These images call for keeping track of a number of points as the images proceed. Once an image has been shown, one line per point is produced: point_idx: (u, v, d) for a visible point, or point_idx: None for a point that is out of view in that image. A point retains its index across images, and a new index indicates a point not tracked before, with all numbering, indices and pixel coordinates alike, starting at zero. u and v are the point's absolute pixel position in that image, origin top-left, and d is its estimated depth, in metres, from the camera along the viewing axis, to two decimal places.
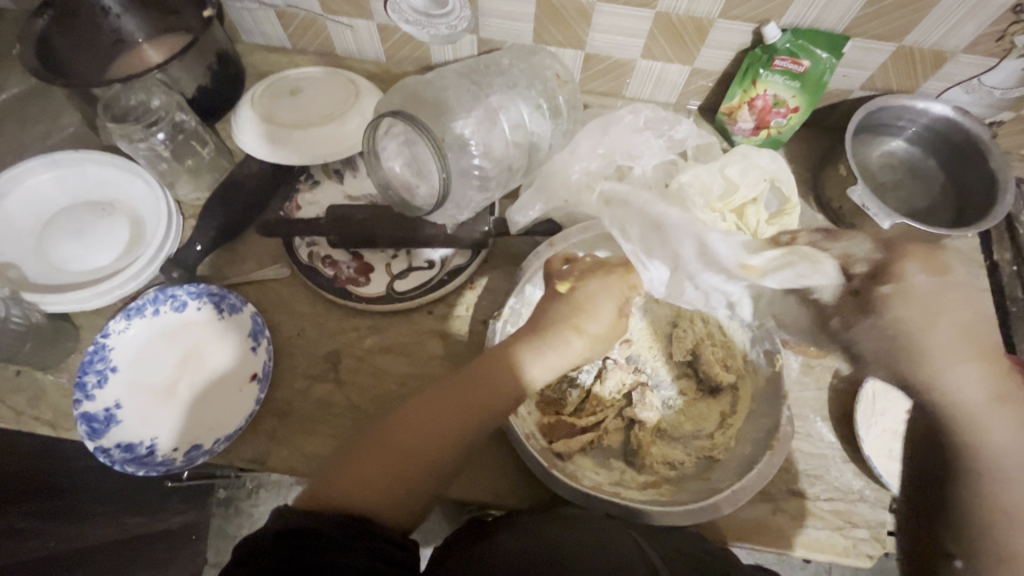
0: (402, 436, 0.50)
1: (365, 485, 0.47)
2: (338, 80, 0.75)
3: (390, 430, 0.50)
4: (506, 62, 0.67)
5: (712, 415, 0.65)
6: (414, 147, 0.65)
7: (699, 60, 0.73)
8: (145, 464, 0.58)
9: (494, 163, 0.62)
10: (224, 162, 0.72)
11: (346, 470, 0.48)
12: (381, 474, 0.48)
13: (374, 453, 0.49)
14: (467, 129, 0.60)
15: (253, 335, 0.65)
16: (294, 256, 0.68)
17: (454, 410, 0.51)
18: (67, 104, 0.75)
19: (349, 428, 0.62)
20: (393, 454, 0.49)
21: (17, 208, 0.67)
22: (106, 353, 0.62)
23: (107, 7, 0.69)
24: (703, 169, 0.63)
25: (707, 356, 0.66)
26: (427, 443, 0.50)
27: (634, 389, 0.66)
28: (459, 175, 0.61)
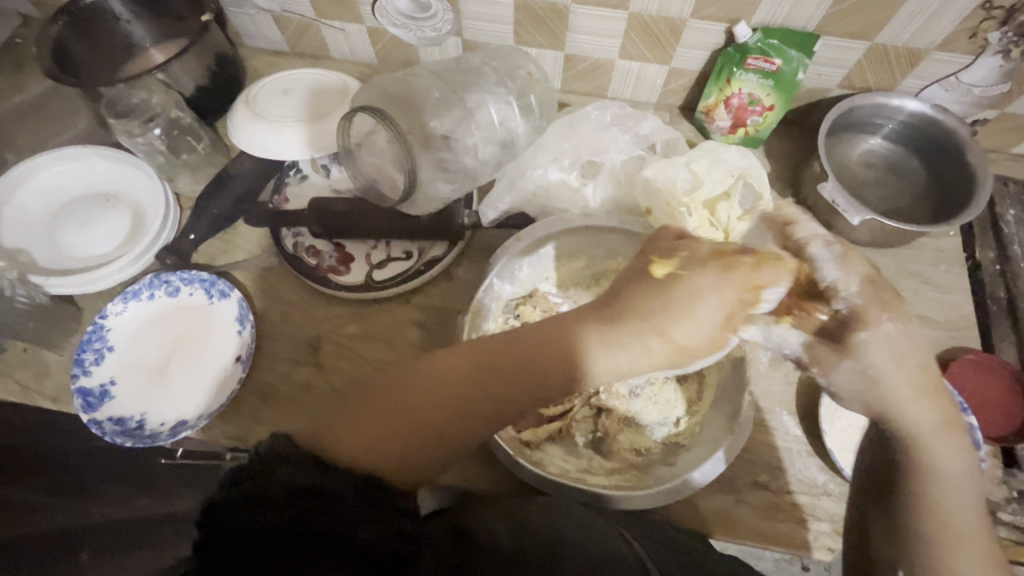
0: (417, 406, 0.48)
1: (369, 449, 0.46)
2: (328, 82, 0.79)
3: (400, 400, 0.48)
4: (479, 61, 0.70)
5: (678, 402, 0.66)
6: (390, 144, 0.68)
7: (675, 60, 0.74)
8: (134, 437, 0.62)
9: (467, 159, 0.65)
10: (219, 157, 0.77)
11: (352, 431, 0.47)
12: (387, 445, 0.46)
13: (385, 418, 0.48)
14: (443, 127, 0.64)
15: (240, 320, 0.68)
16: (281, 248, 0.71)
17: (482, 389, 0.48)
18: (81, 103, 0.80)
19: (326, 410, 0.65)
20: (405, 422, 0.47)
21: (30, 198, 0.73)
22: (104, 333, 0.67)
23: (118, 14, 0.74)
24: (667, 163, 0.65)
25: None
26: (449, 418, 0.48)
27: None
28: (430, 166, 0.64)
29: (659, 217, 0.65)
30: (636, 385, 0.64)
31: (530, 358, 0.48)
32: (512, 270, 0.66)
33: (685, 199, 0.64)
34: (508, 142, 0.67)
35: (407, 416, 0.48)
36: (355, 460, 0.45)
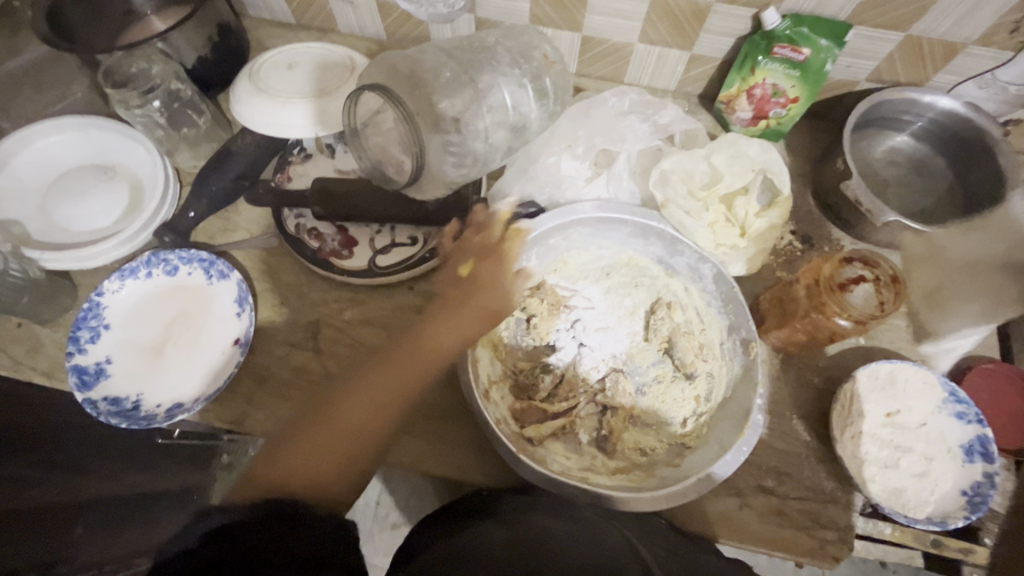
0: (336, 421, 0.55)
1: (306, 468, 0.53)
2: (333, 56, 0.76)
3: (329, 412, 0.56)
4: (493, 40, 0.66)
5: (687, 401, 0.63)
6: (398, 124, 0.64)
7: (698, 46, 0.71)
8: (129, 417, 0.61)
9: (476, 142, 0.62)
10: (221, 133, 0.75)
11: (288, 452, 0.54)
12: (310, 459, 0.54)
13: (312, 434, 0.55)
14: (452, 108, 0.60)
15: (238, 302, 0.66)
16: (282, 229, 0.69)
17: (381, 387, 0.57)
18: (78, 71, 0.78)
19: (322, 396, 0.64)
20: (330, 432, 0.55)
21: (25, 167, 0.71)
22: (100, 310, 0.65)
23: None
24: (688, 156, 0.65)
25: (682, 345, 0.64)
26: (358, 424, 0.55)
27: (609, 374, 0.64)
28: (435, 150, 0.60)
29: (675, 211, 0.64)
30: (642, 381, 0.65)
31: (397, 359, 0.59)
32: (522, 261, 0.64)
33: (702, 194, 0.65)
34: (520, 127, 0.64)
35: (325, 434, 0.55)
36: (293, 479, 0.53)
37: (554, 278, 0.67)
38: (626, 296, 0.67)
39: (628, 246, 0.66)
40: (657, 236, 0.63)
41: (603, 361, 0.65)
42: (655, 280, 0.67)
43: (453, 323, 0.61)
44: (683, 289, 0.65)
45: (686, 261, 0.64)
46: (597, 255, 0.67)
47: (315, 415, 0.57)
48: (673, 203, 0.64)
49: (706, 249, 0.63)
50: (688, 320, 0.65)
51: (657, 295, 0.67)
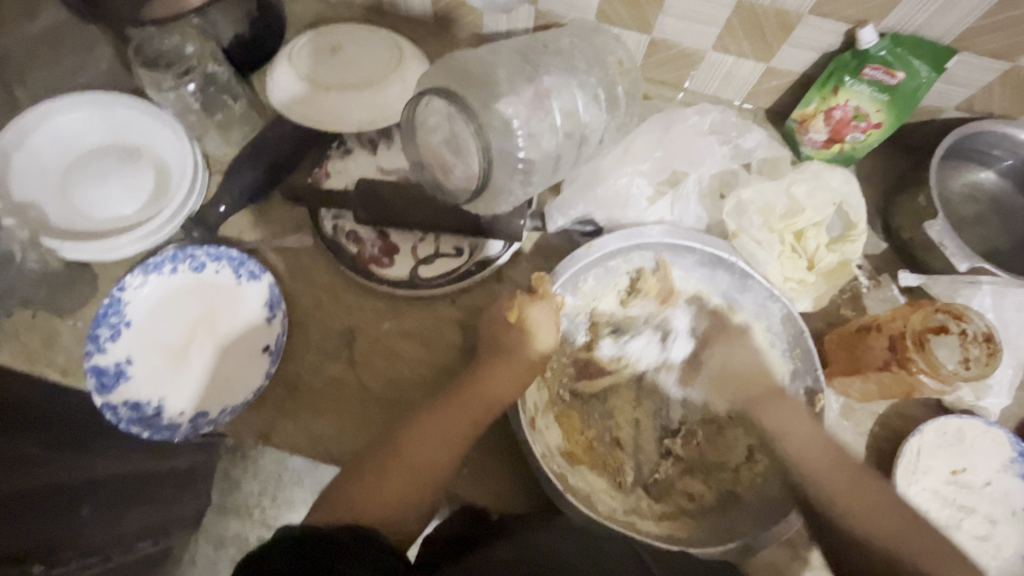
0: (400, 453, 0.53)
1: (369, 503, 0.50)
2: (382, 42, 0.70)
3: (394, 447, 0.53)
4: (565, 42, 0.62)
5: (738, 446, 0.60)
6: (455, 122, 0.57)
7: (777, 58, 0.65)
8: (150, 426, 0.57)
9: (540, 154, 0.57)
10: (254, 118, 0.69)
11: (354, 485, 0.52)
12: (377, 489, 0.51)
13: (375, 470, 0.52)
14: (516, 113, 0.56)
15: (270, 305, 0.62)
16: (319, 230, 0.65)
17: (444, 423, 0.54)
18: (101, 39, 0.71)
19: (359, 412, 0.60)
20: (391, 470, 0.52)
21: (43, 144, 0.65)
22: (122, 307, 0.61)
23: None
24: (769, 185, 0.60)
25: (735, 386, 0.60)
26: (423, 457, 0.53)
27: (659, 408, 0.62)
28: (501, 158, 0.55)
29: (748, 242, 0.59)
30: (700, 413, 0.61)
31: (460, 394, 0.56)
32: (578, 284, 0.59)
33: (779, 225, 0.60)
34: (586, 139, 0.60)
35: (382, 470, 0.52)
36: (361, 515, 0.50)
37: (607, 301, 0.62)
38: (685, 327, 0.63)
39: (693, 274, 0.61)
40: (727, 269, 0.59)
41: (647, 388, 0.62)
42: (715, 310, 0.63)
43: (501, 377, 0.56)
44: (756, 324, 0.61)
45: (755, 297, 0.60)
46: (655, 280, 0.63)
47: (375, 451, 0.54)
48: (746, 233, 0.60)
49: (777, 284, 0.60)
50: (747, 356, 0.61)
51: (716, 327, 0.63)
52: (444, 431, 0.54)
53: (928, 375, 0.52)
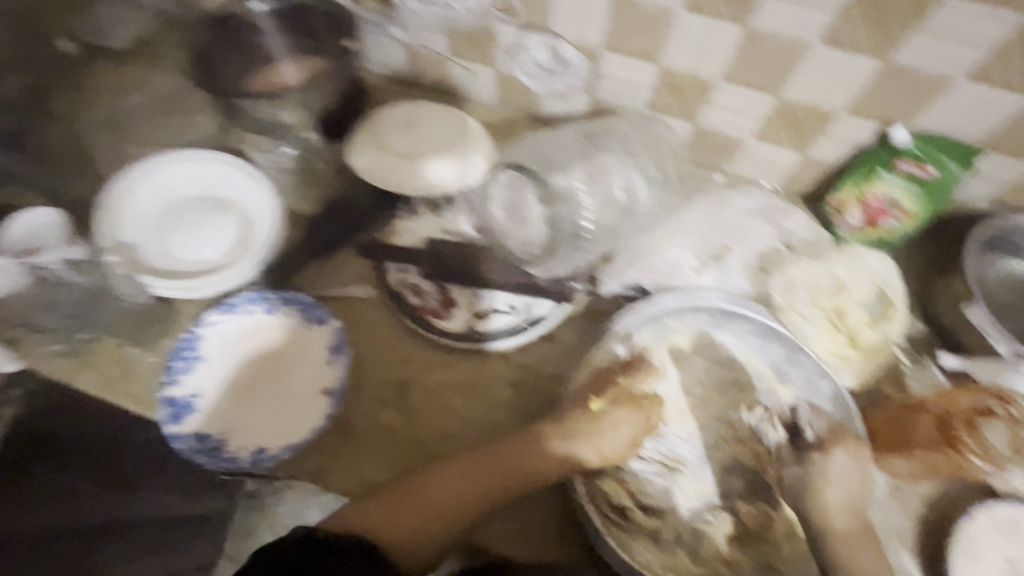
0: (428, 494, 0.58)
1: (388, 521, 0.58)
2: (450, 116, 0.77)
3: (423, 483, 0.59)
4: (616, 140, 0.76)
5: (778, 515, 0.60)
6: (519, 201, 0.74)
7: (813, 149, 0.71)
8: (213, 457, 0.61)
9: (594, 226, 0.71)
10: (332, 179, 0.77)
11: (378, 506, 0.58)
12: (399, 518, 0.58)
13: (402, 499, 0.59)
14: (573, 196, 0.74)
15: (333, 349, 0.66)
16: (382, 280, 0.69)
17: (474, 476, 0.59)
18: (205, 106, 0.81)
19: (408, 458, 0.64)
20: (410, 501, 0.58)
21: (146, 193, 0.73)
22: (198, 342, 0.65)
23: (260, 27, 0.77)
24: (816, 267, 0.64)
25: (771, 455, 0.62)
26: (450, 498, 0.58)
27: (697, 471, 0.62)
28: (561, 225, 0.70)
29: (798, 320, 0.64)
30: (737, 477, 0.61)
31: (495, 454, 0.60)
32: (632, 334, 0.63)
33: (824, 302, 0.64)
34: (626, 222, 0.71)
35: (405, 497, 0.59)
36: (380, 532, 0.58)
37: (659, 358, 0.64)
38: (731, 390, 0.64)
39: (743, 339, 0.64)
40: (779, 340, 0.62)
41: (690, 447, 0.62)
42: (764, 383, 0.64)
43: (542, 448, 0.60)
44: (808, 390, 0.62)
45: (804, 373, 0.62)
46: (707, 343, 0.65)
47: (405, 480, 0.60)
48: (794, 310, 0.64)
49: (822, 357, 0.63)
50: (781, 421, 0.61)
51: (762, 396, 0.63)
52: (479, 480, 0.59)
53: (972, 451, 0.58)
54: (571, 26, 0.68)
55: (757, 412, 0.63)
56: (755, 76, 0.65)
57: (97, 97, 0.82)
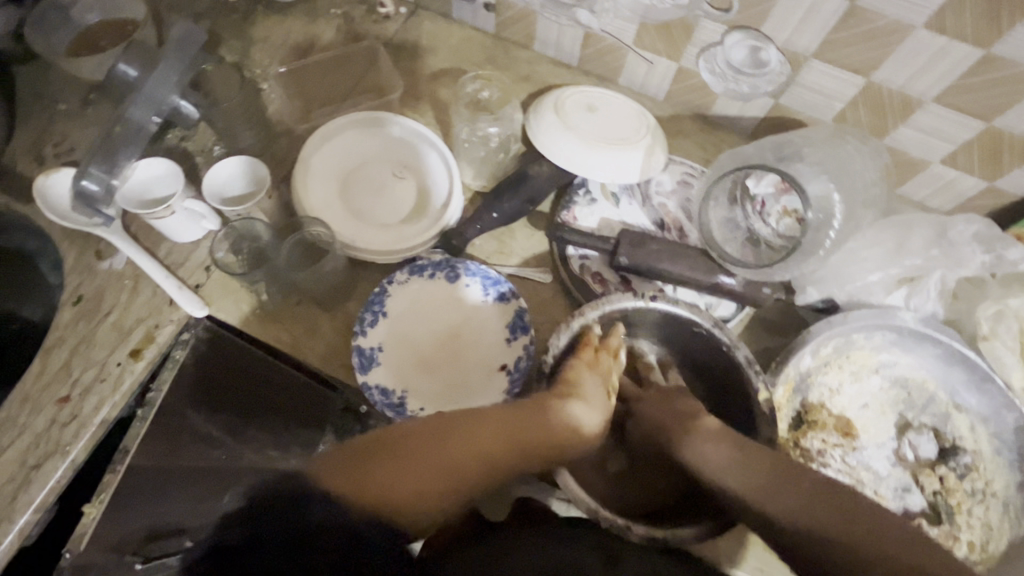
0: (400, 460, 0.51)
1: (371, 490, 0.50)
2: (632, 106, 0.76)
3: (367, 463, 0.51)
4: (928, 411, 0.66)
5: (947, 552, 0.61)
6: (862, 451, 0.64)
7: (1003, 179, 0.70)
8: (399, 413, 0.63)
9: (886, 482, 0.63)
10: (506, 157, 0.76)
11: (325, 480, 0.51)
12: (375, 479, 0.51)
13: (380, 470, 0.51)
14: (883, 467, 0.64)
15: (513, 329, 0.66)
16: (567, 267, 0.70)
17: (444, 447, 0.52)
18: (382, 74, 0.82)
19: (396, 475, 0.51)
20: (380, 470, 0.51)
21: (331, 153, 0.72)
22: (385, 299, 0.66)
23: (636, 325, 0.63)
24: None
25: (945, 483, 0.63)
26: (394, 481, 0.51)
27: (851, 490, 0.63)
28: (890, 483, 0.63)
29: (999, 348, 0.63)
30: (898, 489, 0.63)
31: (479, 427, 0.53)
32: (820, 339, 0.63)
33: None
34: (892, 498, 0.63)
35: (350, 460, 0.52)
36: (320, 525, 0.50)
37: (839, 371, 0.66)
38: (908, 413, 0.66)
39: (925, 364, 0.66)
40: (968, 367, 0.63)
41: (857, 457, 0.64)
42: (939, 408, 0.66)
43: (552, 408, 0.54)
44: (965, 402, 0.65)
45: (988, 402, 0.63)
46: (887, 363, 0.67)
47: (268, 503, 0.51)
48: (997, 339, 0.63)
49: (1015, 390, 0.62)
50: (925, 449, 0.64)
51: (938, 423, 0.65)
52: (436, 456, 0.52)
53: None
54: (786, 31, 0.67)
55: (927, 433, 0.65)
56: (974, 103, 0.64)
57: (276, 58, 0.81)
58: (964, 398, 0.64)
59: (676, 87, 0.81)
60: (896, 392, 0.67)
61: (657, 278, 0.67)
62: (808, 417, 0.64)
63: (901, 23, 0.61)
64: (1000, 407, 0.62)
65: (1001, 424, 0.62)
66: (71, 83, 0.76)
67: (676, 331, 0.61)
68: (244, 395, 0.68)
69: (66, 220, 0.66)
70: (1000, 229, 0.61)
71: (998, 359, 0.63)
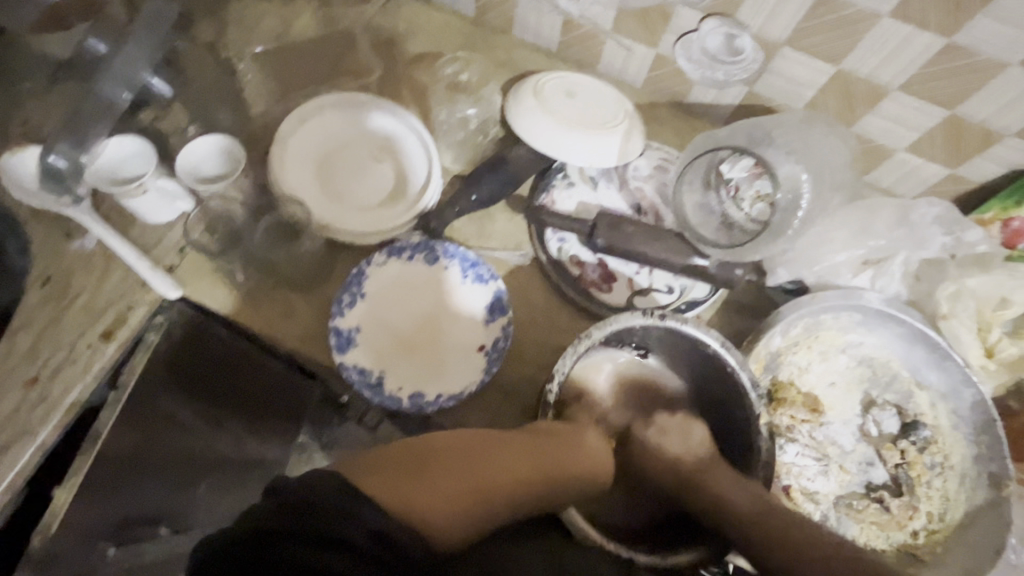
0: (457, 468, 0.47)
1: (428, 506, 0.43)
2: (609, 92, 0.77)
3: (424, 464, 0.45)
4: (889, 388, 0.69)
5: (903, 520, 0.64)
6: (829, 427, 0.67)
7: (964, 166, 0.73)
8: (377, 393, 0.63)
9: (850, 456, 0.66)
10: (485, 142, 0.76)
11: (380, 477, 0.43)
12: (433, 485, 0.44)
13: (437, 475, 0.45)
14: (847, 442, 0.66)
15: (491, 310, 0.67)
16: (544, 249, 0.71)
17: (501, 458, 0.50)
18: (361, 57, 0.82)
19: (453, 487, 0.45)
20: (440, 475, 0.45)
21: (309, 134, 0.72)
22: (363, 280, 0.66)
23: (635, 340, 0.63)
24: (993, 278, 0.65)
25: (905, 457, 0.66)
26: (454, 488, 0.45)
27: (818, 463, 0.65)
28: (853, 456, 0.66)
29: (956, 326, 0.66)
30: (861, 462, 0.66)
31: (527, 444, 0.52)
32: (789, 320, 0.65)
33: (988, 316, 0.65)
34: (855, 472, 0.66)
35: (393, 464, 0.44)
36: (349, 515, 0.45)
37: (807, 350, 0.68)
38: (872, 391, 0.69)
39: (888, 342, 0.68)
40: (928, 345, 0.65)
41: (824, 432, 0.66)
42: (901, 385, 0.68)
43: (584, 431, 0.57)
44: (924, 379, 0.67)
45: (948, 379, 0.65)
46: (853, 342, 0.69)
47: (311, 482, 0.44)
48: (955, 317, 0.66)
49: (971, 366, 0.65)
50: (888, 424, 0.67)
51: (900, 400, 0.68)
52: (491, 469, 0.48)
53: None
54: (759, 18, 0.69)
55: (890, 409, 0.68)
56: (937, 91, 0.66)
57: (252, 39, 0.80)
58: (923, 375, 0.67)
59: (653, 74, 0.82)
60: (860, 370, 0.69)
61: (632, 259, 0.68)
62: (777, 395, 0.66)
63: (868, 11, 0.62)
64: (957, 382, 0.64)
65: (956, 398, 0.65)
66: (38, 60, 0.73)
67: (680, 347, 0.62)
68: (220, 384, 0.69)
69: (30, 199, 0.64)
70: (961, 212, 0.64)
71: (955, 338, 0.66)
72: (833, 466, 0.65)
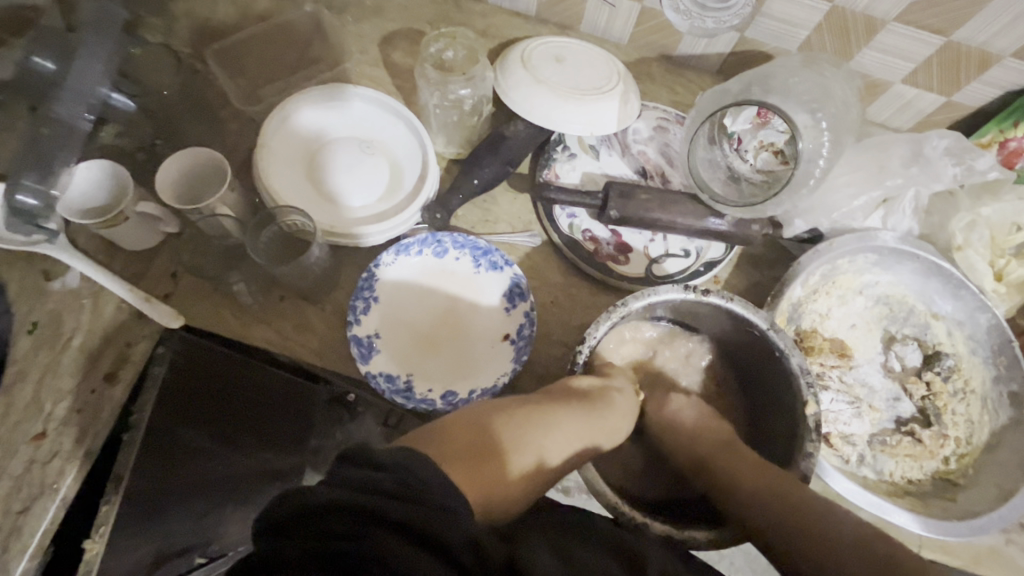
0: (509, 447, 0.48)
1: (486, 489, 0.45)
2: (599, 53, 0.74)
3: (480, 445, 0.46)
4: (907, 322, 0.70)
5: (935, 449, 0.65)
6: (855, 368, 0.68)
7: (961, 92, 0.73)
8: (409, 398, 0.60)
9: (877, 396, 0.67)
10: (476, 121, 0.73)
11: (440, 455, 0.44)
12: (485, 466, 0.46)
13: (490, 456, 0.46)
14: (874, 381, 0.68)
15: (511, 297, 0.65)
16: (556, 227, 0.68)
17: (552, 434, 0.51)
18: (329, 43, 0.76)
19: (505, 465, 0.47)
20: (494, 456, 0.46)
21: (290, 135, 0.67)
22: (375, 283, 0.63)
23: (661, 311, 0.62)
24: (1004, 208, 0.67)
25: (932, 388, 0.67)
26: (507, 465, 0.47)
27: (850, 406, 0.66)
28: (880, 394, 0.67)
29: (970, 255, 0.67)
30: (889, 398, 0.67)
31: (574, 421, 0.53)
32: (811, 269, 0.65)
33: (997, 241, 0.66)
34: (884, 409, 0.67)
35: (464, 449, 0.45)
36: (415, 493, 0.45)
37: (827, 296, 0.69)
38: (891, 327, 0.70)
39: (902, 279, 0.69)
40: (943, 277, 0.66)
41: (851, 374, 0.67)
42: (918, 318, 0.69)
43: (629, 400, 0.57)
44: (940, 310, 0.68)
45: (964, 307, 0.66)
46: (869, 283, 0.70)
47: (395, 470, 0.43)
48: (969, 247, 0.67)
49: (986, 293, 0.66)
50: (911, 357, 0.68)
51: (919, 333, 0.69)
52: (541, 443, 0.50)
53: None
54: None
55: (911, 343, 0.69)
56: (934, 19, 0.65)
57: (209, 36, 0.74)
58: (939, 306, 0.68)
59: (640, 29, 0.79)
60: (879, 308, 0.70)
61: (647, 226, 0.67)
62: (804, 345, 0.66)
63: None
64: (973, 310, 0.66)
65: (975, 326, 0.66)
66: None
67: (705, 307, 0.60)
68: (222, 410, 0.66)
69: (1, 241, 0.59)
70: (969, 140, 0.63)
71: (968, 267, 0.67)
72: (864, 406, 0.66)
